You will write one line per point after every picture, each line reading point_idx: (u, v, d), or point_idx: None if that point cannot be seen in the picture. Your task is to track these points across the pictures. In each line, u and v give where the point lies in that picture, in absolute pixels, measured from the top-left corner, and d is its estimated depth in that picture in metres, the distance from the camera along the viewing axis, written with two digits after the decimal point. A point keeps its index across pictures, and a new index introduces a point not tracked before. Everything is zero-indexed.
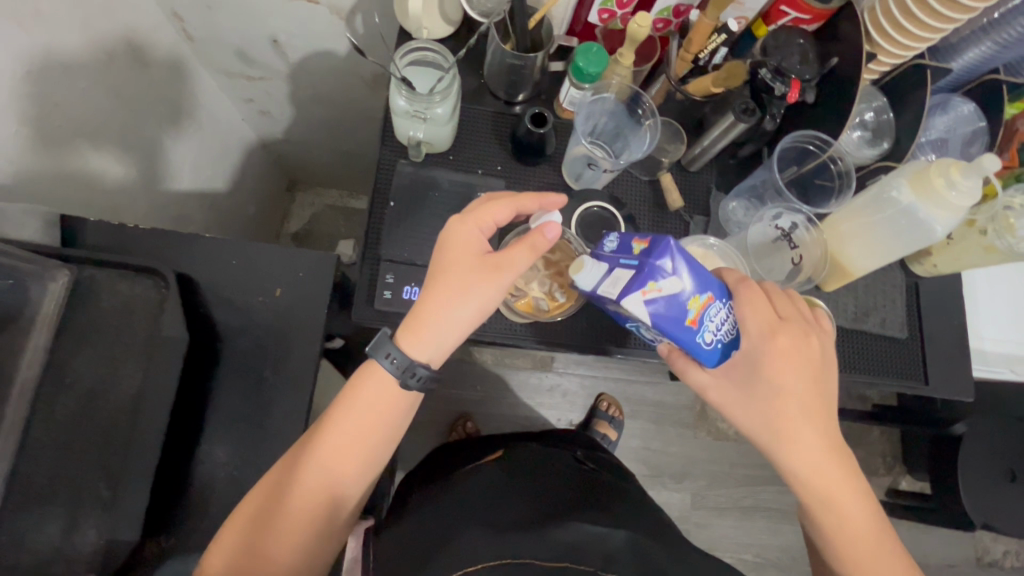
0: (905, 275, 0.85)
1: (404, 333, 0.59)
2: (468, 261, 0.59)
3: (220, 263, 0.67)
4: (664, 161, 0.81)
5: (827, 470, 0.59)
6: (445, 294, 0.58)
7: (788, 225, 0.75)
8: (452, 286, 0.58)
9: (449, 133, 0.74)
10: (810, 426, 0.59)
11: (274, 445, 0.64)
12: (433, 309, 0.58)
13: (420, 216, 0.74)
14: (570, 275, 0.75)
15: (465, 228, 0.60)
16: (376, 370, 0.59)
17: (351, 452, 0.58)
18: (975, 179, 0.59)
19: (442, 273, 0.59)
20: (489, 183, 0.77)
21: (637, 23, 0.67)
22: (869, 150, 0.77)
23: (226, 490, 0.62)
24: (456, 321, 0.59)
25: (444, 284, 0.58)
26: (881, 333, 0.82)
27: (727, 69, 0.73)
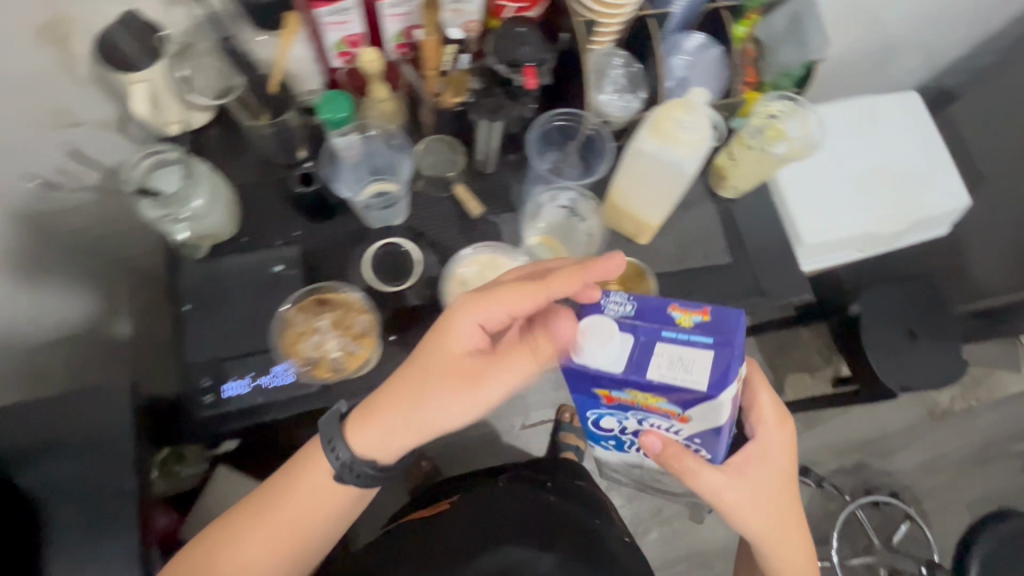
0: (716, 203, 0.89)
1: (354, 427, 0.63)
2: (461, 366, 0.60)
3: (19, 428, 0.64)
4: (452, 175, 0.81)
5: (787, 551, 0.65)
6: (412, 394, 0.60)
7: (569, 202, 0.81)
8: (420, 386, 0.60)
9: (225, 219, 0.73)
10: (787, 529, 0.64)
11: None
12: (396, 407, 0.61)
13: (224, 306, 0.72)
14: (357, 326, 0.72)
15: (471, 327, 0.59)
16: (324, 458, 0.65)
17: (285, 527, 0.66)
18: (695, 113, 0.64)
19: (413, 372, 0.61)
20: (284, 252, 0.76)
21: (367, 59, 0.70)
22: (634, 103, 0.78)
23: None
24: (422, 433, 0.61)
25: (422, 385, 0.60)
26: (707, 265, 0.86)
27: (453, 79, 0.77)
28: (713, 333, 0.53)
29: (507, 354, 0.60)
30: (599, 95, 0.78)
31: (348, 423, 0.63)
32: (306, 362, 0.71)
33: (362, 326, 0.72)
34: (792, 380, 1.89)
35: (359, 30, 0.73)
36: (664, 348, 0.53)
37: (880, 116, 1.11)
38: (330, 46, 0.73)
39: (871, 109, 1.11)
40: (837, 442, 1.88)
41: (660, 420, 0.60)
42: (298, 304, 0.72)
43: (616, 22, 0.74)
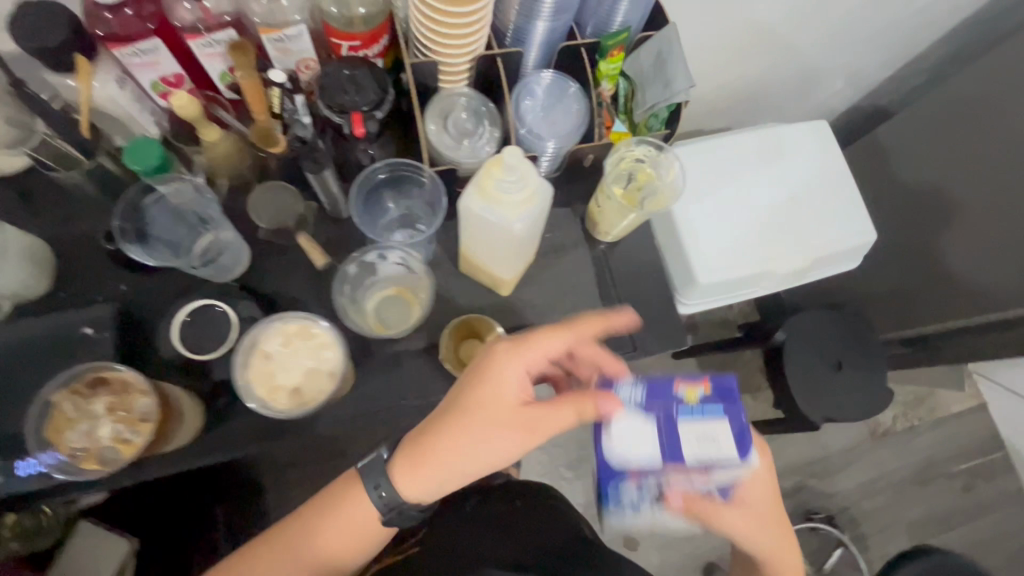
0: (590, 246, 0.84)
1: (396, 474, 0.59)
2: (511, 416, 0.57)
3: None
4: (292, 224, 0.75)
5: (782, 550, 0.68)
6: (458, 445, 0.57)
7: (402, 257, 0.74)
8: (479, 435, 0.57)
9: (24, 277, 0.67)
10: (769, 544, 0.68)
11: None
12: (449, 459, 0.57)
13: (24, 373, 0.66)
14: (140, 408, 0.56)
15: (523, 372, 0.58)
16: (362, 496, 0.61)
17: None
18: (512, 173, 0.58)
19: (467, 421, 0.57)
20: (93, 311, 0.68)
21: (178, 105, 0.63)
22: (484, 147, 0.72)
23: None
24: (447, 478, 0.58)
25: (461, 439, 0.57)
26: (577, 315, 0.80)
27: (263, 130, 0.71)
28: (712, 401, 0.56)
29: (553, 406, 0.57)
30: (444, 140, 0.71)
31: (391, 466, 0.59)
32: (74, 456, 0.55)
33: (146, 409, 0.56)
34: None
35: (173, 71, 0.66)
36: (687, 429, 0.55)
37: (787, 145, 1.04)
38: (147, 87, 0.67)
39: (777, 139, 1.05)
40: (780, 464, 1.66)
41: (682, 483, 0.57)
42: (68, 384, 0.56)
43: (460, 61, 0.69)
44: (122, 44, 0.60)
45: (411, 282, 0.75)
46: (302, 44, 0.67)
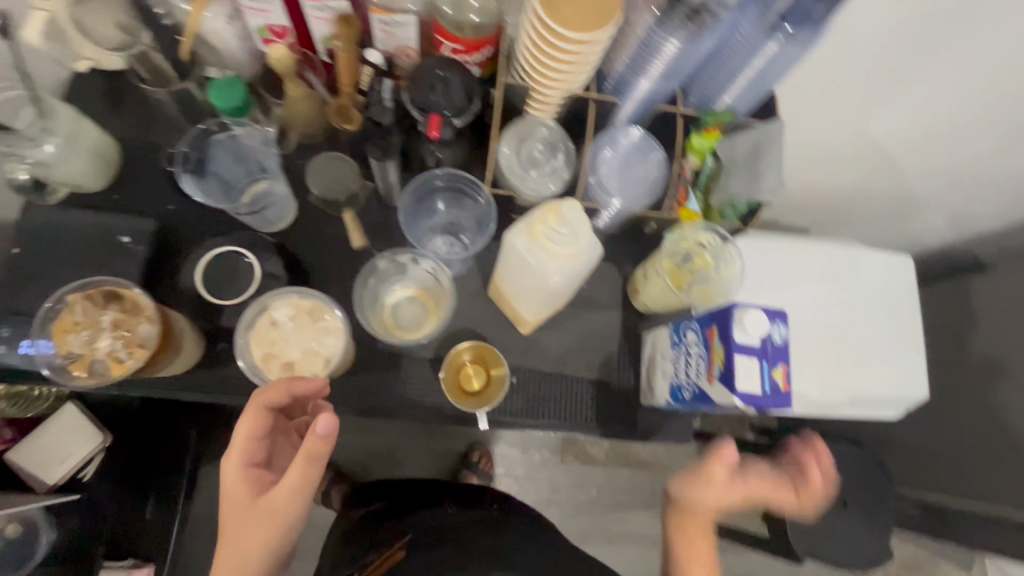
0: (624, 312, 0.81)
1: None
2: (269, 507, 0.58)
3: None
4: (342, 199, 0.75)
5: (692, 553, 0.68)
6: (233, 543, 0.59)
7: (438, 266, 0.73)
8: (250, 526, 0.59)
9: (88, 171, 0.69)
10: (697, 540, 0.69)
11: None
12: (245, 555, 0.59)
13: (56, 259, 0.68)
14: (142, 334, 0.57)
15: (237, 469, 0.59)
16: None
17: None
18: (567, 227, 0.56)
19: (227, 523, 0.60)
20: (135, 224, 0.71)
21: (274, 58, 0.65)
22: (548, 185, 0.70)
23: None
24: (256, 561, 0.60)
25: (241, 539, 0.59)
26: (585, 377, 0.77)
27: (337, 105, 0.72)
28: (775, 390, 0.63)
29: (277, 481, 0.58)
30: (510, 165, 0.69)
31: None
32: (66, 361, 0.56)
33: (146, 336, 0.56)
34: None
35: (280, 23, 0.66)
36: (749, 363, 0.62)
37: (857, 272, 0.97)
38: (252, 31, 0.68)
39: (851, 263, 0.97)
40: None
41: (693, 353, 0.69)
42: (84, 291, 0.58)
43: (556, 95, 0.67)
44: None
45: (435, 294, 0.74)
46: (408, 33, 0.67)
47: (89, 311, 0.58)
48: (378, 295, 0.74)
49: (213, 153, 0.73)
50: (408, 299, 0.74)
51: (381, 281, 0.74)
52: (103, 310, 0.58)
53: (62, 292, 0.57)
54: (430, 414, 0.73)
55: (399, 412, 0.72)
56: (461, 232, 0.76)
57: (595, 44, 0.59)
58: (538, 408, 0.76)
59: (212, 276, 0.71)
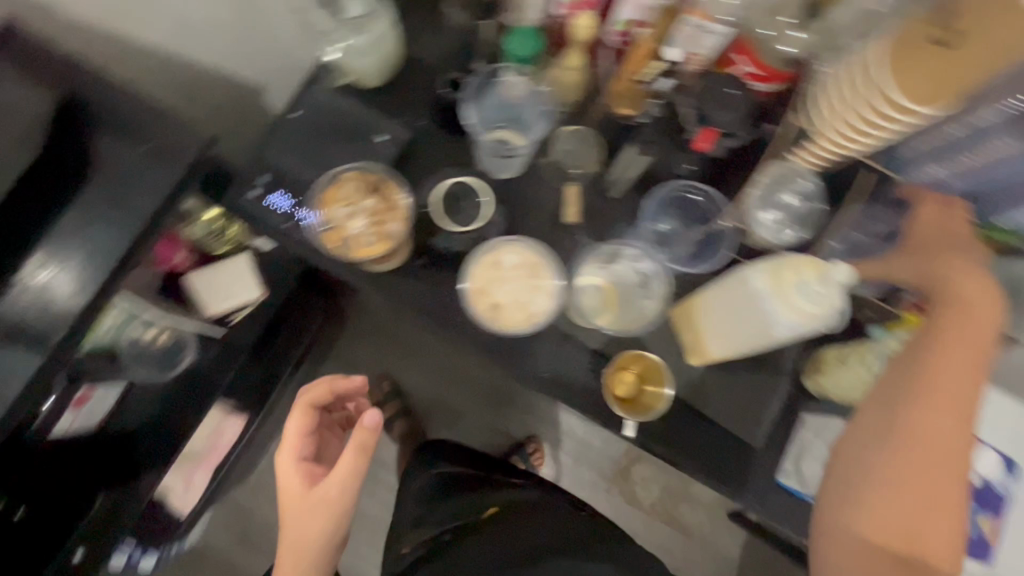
0: (795, 388, 0.77)
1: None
2: (318, 495, 0.75)
3: (116, 105, 0.69)
4: (574, 173, 0.77)
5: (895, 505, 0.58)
6: (294, 529, 0.74)
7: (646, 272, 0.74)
8: (316, 523, 0.74)
9: (370, 69, 0.74)
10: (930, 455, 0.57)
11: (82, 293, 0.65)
12: (310, 550, 0.74)
13: (320, 135, 0.75)
14: (391, 228, 0.71)
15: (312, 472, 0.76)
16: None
17: None
18: (827, 285, 0.54)
19: (287, 545, 0.75)
20: (393, 129, 0.76)
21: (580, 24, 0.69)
22: (783, 234, 0.70)
23: (27, 322, 0.64)
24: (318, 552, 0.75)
25: (304, 537, 0.74)
26: (735, 433, 0.75)
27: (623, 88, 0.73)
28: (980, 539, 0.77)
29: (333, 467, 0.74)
30: (756, 204, 0.71)
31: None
32: (325, 226, 0.72)
33: (394, 233, 0.70)
34: None
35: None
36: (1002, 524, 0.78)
37: None
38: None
39: None
40: None
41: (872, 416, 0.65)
42: (356, 174, 0.72)
43: (832, 153, 0.66)
44: None
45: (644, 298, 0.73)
46: (713, 44, 0.67)
47: (352, 190, 0.72)
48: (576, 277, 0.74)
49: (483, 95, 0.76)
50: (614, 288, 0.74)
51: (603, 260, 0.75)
52: (364, 194, 0.72)
53: (341, 172, 0.72)
54: (578, 406, 0.73)
55: (550, 388, 0.73)
56: (674, 250, 0.75)
57: (925, 108, 0.54)
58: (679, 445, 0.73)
59: (443, 202, 0.76)
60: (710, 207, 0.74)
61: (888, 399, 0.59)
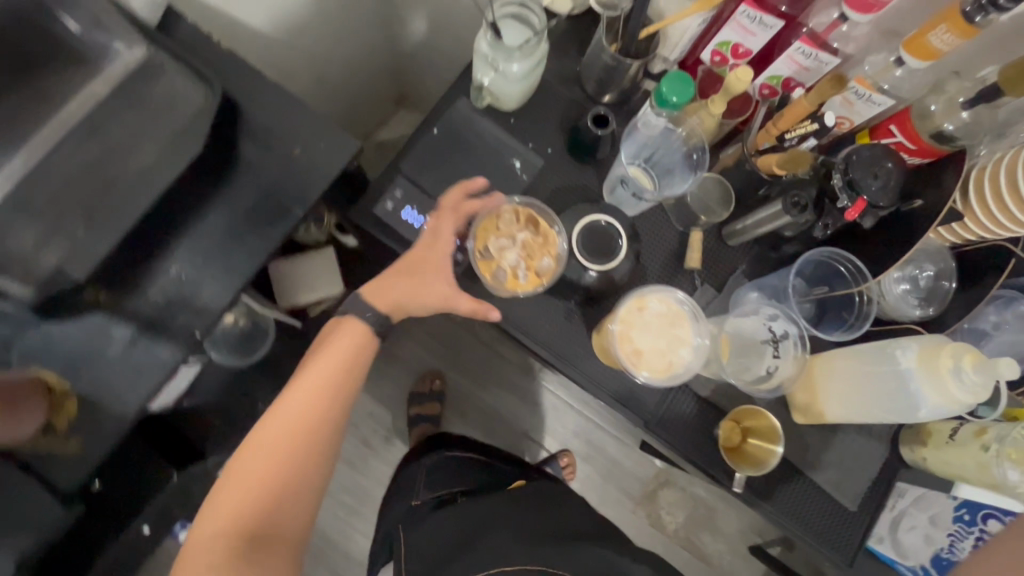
0: (891, 454, 0.77)
1: (376, 285, 0.70)
2: (337, 368, 0.69)
3: (267, 105, 0.69)
4: (700, 220, 0.77)
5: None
6: (399, 291, 0.69)
7: (781, 332, 0.69)
8: (308, 391, 0.68)
9: (514, 96, 0.74)
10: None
11: (224, 291, 0.66)
12: (298, 424, 0.66)
13: (454, 152, 0.75)
14: (543, 266, 0.71)
15: (332, 348, 0.70)
16: (334, 343, 0.70)
17: (299, 405, 0.67)
18: (986, 378, 0.54)
19: (420, 252, 0.69)
20: (527, 156, 0.77)
21: (736, 74, 0.67)
22: (911, 310, 0.70)
23: (170, 313, 0.64)
24: (301, 433, 0.66)
25: (299, 404, 0.67)
26: (830, 493, 0.76)
27: (793, 153, 0.67)
28: None
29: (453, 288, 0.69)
30: (892, 277, 0.71)
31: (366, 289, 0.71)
32: (480, 253, 0.72)
33: (546, 270, 0.71)
34: None
35: (753, 47, 0.70)
36: None
37: None
38: (716, 40, 0.72)
39: None
40: None
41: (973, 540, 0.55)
42: (515, 208, 0.72)
43: (977, 232, 0.66)
44: (757, 6, 0.65)
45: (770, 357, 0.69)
46: (869, 110, 0.67)
47: (509, 223, 0.72)
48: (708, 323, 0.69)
49: (643, 131, 0.77)
50: (738, 343, 0.71)
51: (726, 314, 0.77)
52: (520, 228, 0.72)
53: (502, 201, 0.71)
54: (682, 449, 0.73)
55: (657, 429, 0.74)
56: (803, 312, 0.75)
57: None
58: (776, 498, 0.74)
59: (580, 238, 0.72)
60: (857, 284, 0.70)
61: None
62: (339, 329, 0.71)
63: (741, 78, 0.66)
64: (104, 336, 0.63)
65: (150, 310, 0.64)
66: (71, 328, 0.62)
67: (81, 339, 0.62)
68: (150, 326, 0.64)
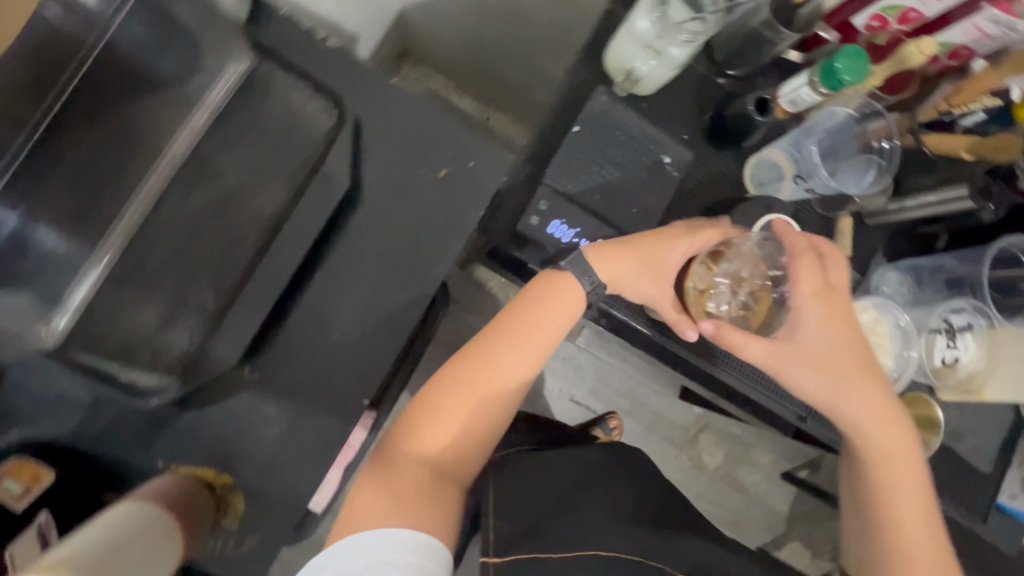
0: (1015, 414, 0.82)
1: (592, 255, 0.55)
2: (537, 332, 0.53)
3: (391, 116, 0.58)
4: (852, 203, 0.72)
5: (921, 515, 0.53)
6: (625, 270, 0.55)
7: (960, 323, 0.68)
8: (483, 360, 0.52)
9: (663, 82, 0.65)
10: (851, 377, 0.53)
11: (383, 346, 0.56)
12: (487, 376, 0.52)
13: (598, 152, 0.66)
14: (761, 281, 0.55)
15: (540, 313, 0.53)
16: (569, 287, 0.54)
17: (508, 369, 0.53)
18: None
19: (653, 258, 0.55)
20: (677, 152, 0.68)
21: (918, 47, 0.62)
22: None
23: (329, 380, 0.55)
24: (484, 392, 0.52)
25: (483, 358, 0.52)
26: (968, 460, 0.79)
27: (1001, 138, 0.63)
28: None
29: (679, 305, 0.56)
30: None
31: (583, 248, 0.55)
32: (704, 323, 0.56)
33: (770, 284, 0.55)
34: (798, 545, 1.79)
35: (928, 13, 0.61)
36: None
37: None
38: (882, 5, 0.63)
39: None
40: None
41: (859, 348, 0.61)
42: (697, 260, 0.55)
43: None
44: None
45: (944, 347, 0.67)
46: None
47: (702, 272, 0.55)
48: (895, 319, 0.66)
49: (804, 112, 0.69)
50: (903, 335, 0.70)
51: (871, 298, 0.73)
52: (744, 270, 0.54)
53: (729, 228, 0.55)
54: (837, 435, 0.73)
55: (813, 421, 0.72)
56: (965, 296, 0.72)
57: None
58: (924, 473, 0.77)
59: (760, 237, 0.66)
60: None
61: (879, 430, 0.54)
62: (546, 286, 0.54)
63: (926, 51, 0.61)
64: (255, 416, 0.53)
65: (303, 379, 0.54)
66: (217, 412, 0.52)
67: (232, 421, 0.53)
68: (306, 399, 0.54)
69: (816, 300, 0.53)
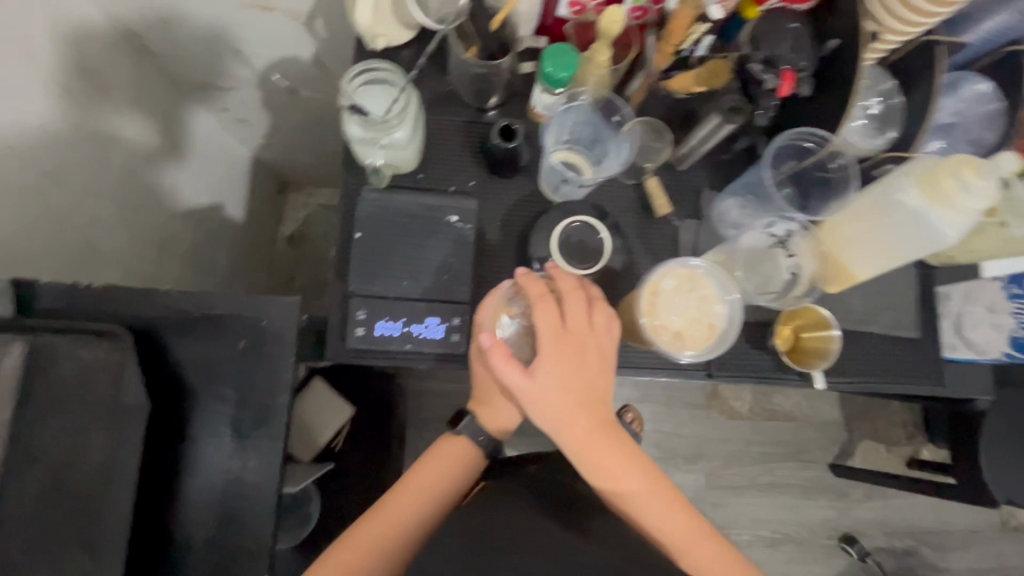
0: (918, 268, 0.79)
1: (481, 415, 0.73)
2: (430, 486, 0.67)
3: (180, 316, 0.61)
4: (647, 165, 0.74)
5: (668, 516, 0.61)
6: (493, 409, 0.72)
7: (783, 232, 0.72)
8: (413, 495, 0.66)
9: (411, 156, 0.69)
10: (570, 413, 0.59)
11: (263, 515, 0.60)
12: (393, 519, 0.63)
13: (388, 244, 0.69)
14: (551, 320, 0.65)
15: (432, 463, 0.69)
16: (451, 447, 0.71)
17: (403, 522, 0.63)
18: (991, 180, 0.53)
19: (482, 384, 0.70)
20: (460, 203, 0.71)
21: (609, 19, 0.60)
22: (876, 140, 0.70)
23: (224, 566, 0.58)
24: (395, 531, 0.63)
25: (392, 509, 0.64)
26: (891, 334, 0.76)
27: (710, 67, 0.66)
28: None
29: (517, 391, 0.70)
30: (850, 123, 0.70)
31: (474, 412, 0.73)
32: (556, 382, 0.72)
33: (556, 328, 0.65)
34: (865, 445, 1.71)
35: None
36: None
37: None
38: None
39: None
40: (893, 522, 1.71)
41: (674, 315, 0.59)
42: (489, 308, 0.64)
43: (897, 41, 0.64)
44: None
45: (785, 258, 0.71)
46: None
47: (500, 324, 0.64)
48: (713, 273, 0.61)
49: (554, 116, 0.71)
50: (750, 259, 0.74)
51: (718, 235, 0.74)
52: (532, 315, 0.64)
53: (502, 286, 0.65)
54: (750, 375, 0.72)
55: (720, 372, 0.71)
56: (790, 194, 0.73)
57: None
58: (845, 367, 0.75)
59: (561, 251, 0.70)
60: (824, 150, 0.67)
61: (589, 456, 0.60)
62: (445, 445, 0.71)
63: (615, 20, 0.60)
64: None
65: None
66: None
67: None
68: None
69: (553, 343, 0.60)
